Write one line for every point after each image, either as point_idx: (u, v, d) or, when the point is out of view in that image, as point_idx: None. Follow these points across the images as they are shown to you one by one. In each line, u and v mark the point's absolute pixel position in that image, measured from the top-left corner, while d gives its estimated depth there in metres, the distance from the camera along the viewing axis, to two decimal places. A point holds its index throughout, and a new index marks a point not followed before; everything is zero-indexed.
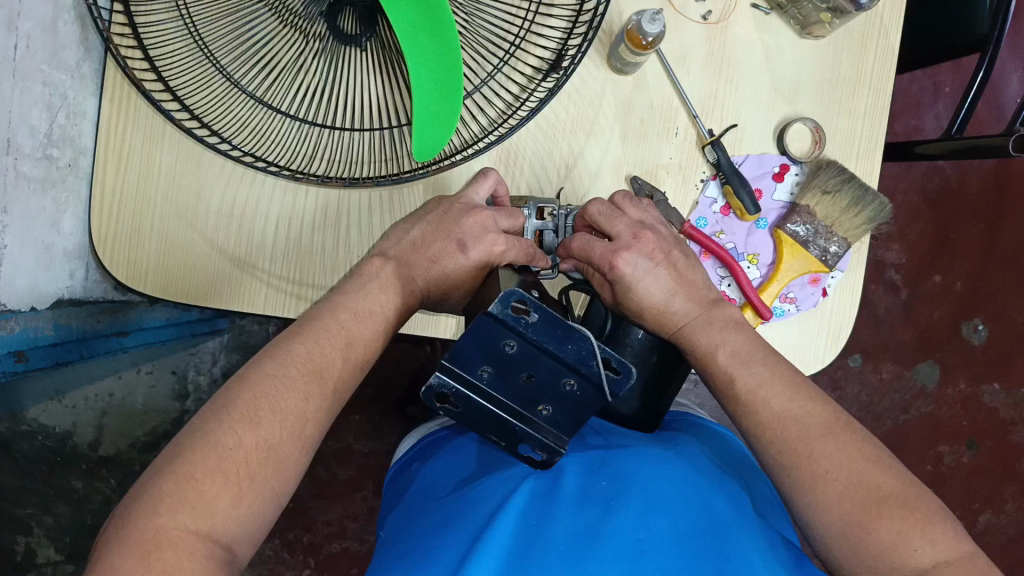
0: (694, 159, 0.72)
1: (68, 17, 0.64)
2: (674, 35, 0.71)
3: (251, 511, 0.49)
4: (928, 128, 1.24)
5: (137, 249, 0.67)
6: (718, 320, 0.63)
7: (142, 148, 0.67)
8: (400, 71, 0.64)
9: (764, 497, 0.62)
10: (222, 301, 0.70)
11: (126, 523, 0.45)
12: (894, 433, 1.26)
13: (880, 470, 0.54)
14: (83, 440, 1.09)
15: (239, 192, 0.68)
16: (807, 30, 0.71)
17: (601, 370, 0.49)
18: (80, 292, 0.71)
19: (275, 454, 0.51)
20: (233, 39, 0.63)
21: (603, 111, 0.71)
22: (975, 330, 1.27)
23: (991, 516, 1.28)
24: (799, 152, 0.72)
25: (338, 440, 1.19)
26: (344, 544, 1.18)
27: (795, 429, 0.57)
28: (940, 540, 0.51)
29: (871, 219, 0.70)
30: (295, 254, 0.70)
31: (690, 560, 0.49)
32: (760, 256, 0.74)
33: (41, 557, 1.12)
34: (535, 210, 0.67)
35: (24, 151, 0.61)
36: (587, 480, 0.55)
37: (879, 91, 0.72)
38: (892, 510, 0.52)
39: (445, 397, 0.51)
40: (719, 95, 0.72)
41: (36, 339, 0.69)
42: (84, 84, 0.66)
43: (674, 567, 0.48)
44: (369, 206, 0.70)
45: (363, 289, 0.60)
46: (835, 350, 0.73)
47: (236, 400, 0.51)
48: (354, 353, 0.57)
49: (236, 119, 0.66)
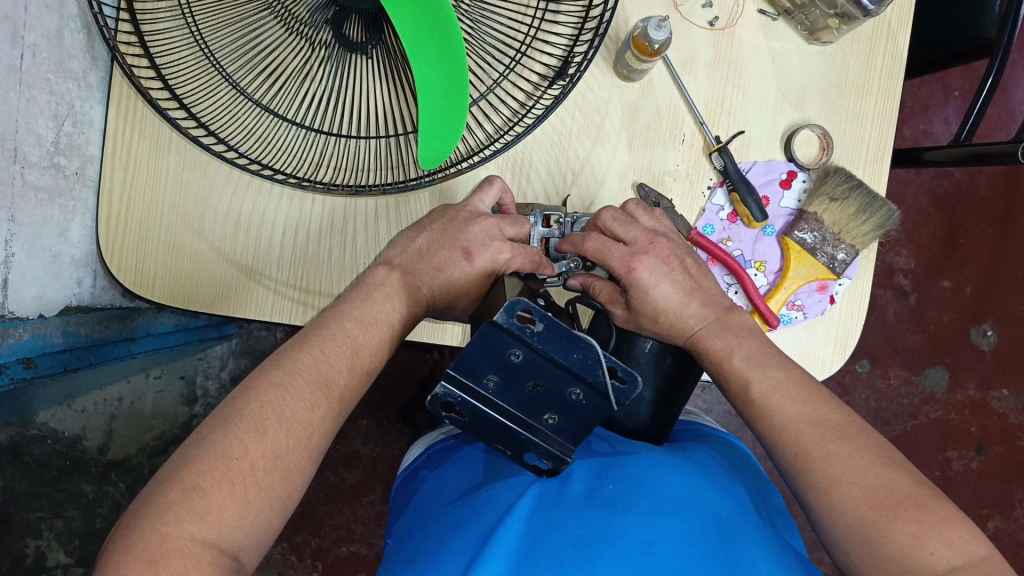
0: (701, 166, 0.72)
1: (74, 26, 0.65)
2: (680, 42, 0.71)
3: (257, 519, 0.49)
4: (937, 132, 1.23)
5: (144, 258, 0.68)
6: (733, 325, 0.63)
7: (148, 157, 0.67)
8: (405, 77, 0.64)
9: (775, 506, 0.62)
10: (229, 309, 0.70)
11: (133, 530, 0.46)
12: (904, 438, 1.25)
13: (896, 472, 0.53)
14: (93, 444, 1.11)
15: (245, 200, 0.69)
16: (815, 36, 0.71)
17: (607, 379, 0.48)
18: (88, 298, 0.72)
19: (282, 463, 0.51)
20: (239, 47, 0.64)
21: (610, 118, 0.71)
22: (983, 335, 1.26)
23: (1000, 522, 1.27)
24: (806, 159, 0.72)
25: (346, 445, 1.19)
26: (352, 548, 1.18)
27: (812, 433, 0.56)
28: (956, 543, 0.49)
29: (879, 226, 0.70)
30: (301, 261, 0.70)
31: (698, 562, 0.49)
32: (767, 263, 0.73)
33: (51, 560, 1.12)
34: (540, 218, 0.66)
35: (31, 160, 0.61)
36: (594, 483, 0.55)
37: (887, 96, 0.71)
38: (908, 512, 0.51)
39: (451, 406, 0.50)
40: (726, 101, 0.72)
41: (46, 347, 0.69)
42: (90, 93, 0.67)
43: (682, 569, 0.48)
44: (375, 213, 0.70)
45: (368, 298, 0.60)
46: (841, 357, 0.72)
47: (242, 409, 0.51)
48: (360, 361, 0.58)
49: (242, 127, 0.67)
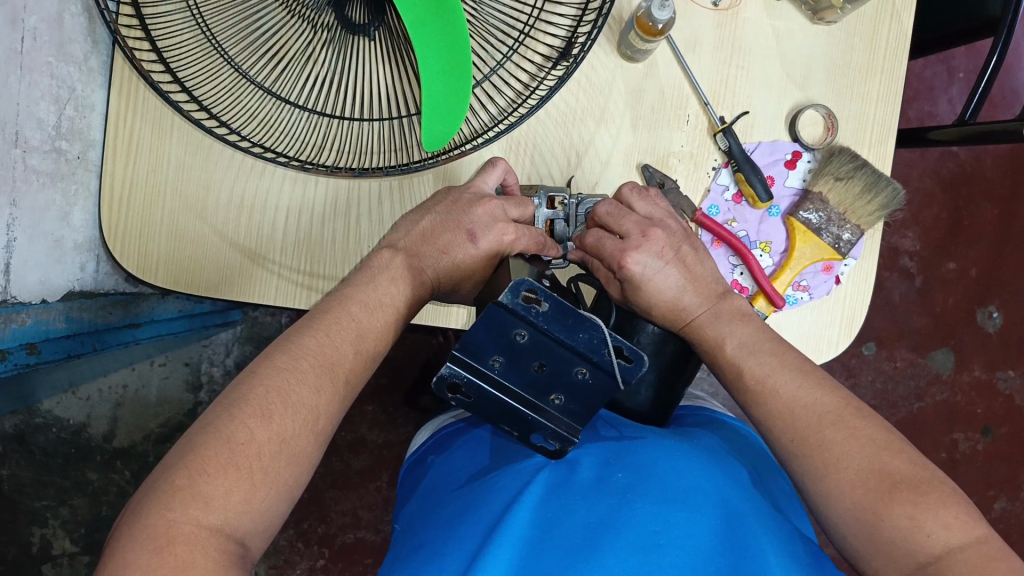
0: (706, 146, 0.72)
1: (75, 9, 0.64)
2: (684, 22, 0.70)
3: (264, 504, 0.49)
4: (942, 113, 1.23)
5: (146, 241, 0.68)
6: (726, 313, 0.62)
7: (150, 140, 0.67)
8: (408, 58, 0.63)
9: (781, 491, 0.62)
10: (233, 293, 0.70)
11: (141, 516, 0.46)
12: (909, 421, 1.25)
13: (891, 455, 0.53)
14: (98, 432, 1.13)
15: (248, 183, 0.69)
16: (819, 16, 0.70)
17: (613, 358, 0.48)
18: (91, 284, 0.71)
19: (287, 448, 0.51)
20: (241, 29, 0.63)
21: (614, 99, 0.71)
22: (988, 316, 1.26)
23: (1006, 503, 1.27)
24: (811, 138, 0.72)
25: (352, 431, 1.20)
26: (359, 534, 1.19)
27: (807, 419, 0.56)
28: (955, 525, 0.49)
29: (884, 205, 0.70)
30: (304, 244, 0.70)
31: (706, 556, 0.49)
32: (773, 243, 0.73)
33: (57, 548, 1.13)
34: (545, 200, 0.66)
35: (32, 144, 0.60)
36: (602, 470, 0.55)
37: (892, 76, 0.71)
38: (905, 495, 0.51)
39: (456, 387, 0.50)
40: (730, 82, 0.71)
41: (48, 332, 0.70)
42: (92, 77, 0.67)
43: (688, 563, 0.48)
44: (379, 195, 0.70)
45: (372, 281, 0.60)
46: (848, 337, 0.72)
47: (248, 394, 0.51)
48: (365, 345, 0.58)
49: (244, 110, 0.66)
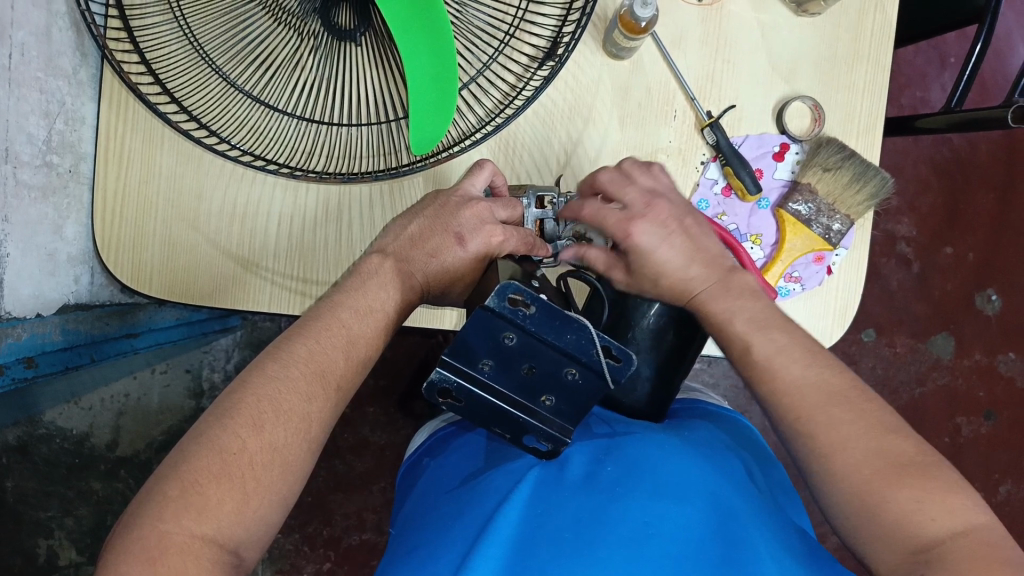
0: (694, 141, 0.72)
1: (62, 24, 0.64)
2: (668, 18, 0.70)
3: (257, 513, 0.50)
4: (934, 99, 1.23)
5: (140, 253, 0.68)
6: (736, 285, 0.62)
7: (141, 151, 0.68)
8: (395, 60, 0.63)
9: (776, 481, 0.62)
10: (227, 301, 0.70)
11: (133, 529, 0.46)
12: (910, 407, 1.26)
13: (876, 435, 0.54)
14: (100, 441, 1.14)
15: (239, 192, 0.69)
16: (803, 8, 0.70)
17: (602, 358, 0.48)
18: (85, 296, 0.74)
19: (280, 456, 0.51)
20: (228, 39, 0.63)
21: (600, 96, 0.71)
22: (988, 300, 1.26)
23: (1011, 487, 1.27)
24: (800, 130, 0.71)
25: (355, 432, 1.21)
26: (364, 536, 1.20)
27: (792, 403, 0.56)
28: (941, 503, 0.50)
29: (873, 194, 0.70)
30: (297, 250, 0.70)
31: (700, 544, 0.49)
32: (763, 236, 0.73)
33: (64, 559, 1.15)
34: (534, 200, 0.67)
35: (23, 159, 0.61)
36: (594, 466, 0.56)
37: (878, 65, 0.71)
38: (890, 475, 0.51)
39: (447, 392, 0.50)
40: (717, 76, 0.71)
41: (46, 344, 0.69)
42: (81, 90, 0.67)
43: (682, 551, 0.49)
44: (370, 200, 0.70)
45: (362, 287, 0.60)
46: (841, 327, 0.72)
47: (239, 404, 0.52)
48: (356, 351, 0.58)
49: (234, 119, 0.67)
